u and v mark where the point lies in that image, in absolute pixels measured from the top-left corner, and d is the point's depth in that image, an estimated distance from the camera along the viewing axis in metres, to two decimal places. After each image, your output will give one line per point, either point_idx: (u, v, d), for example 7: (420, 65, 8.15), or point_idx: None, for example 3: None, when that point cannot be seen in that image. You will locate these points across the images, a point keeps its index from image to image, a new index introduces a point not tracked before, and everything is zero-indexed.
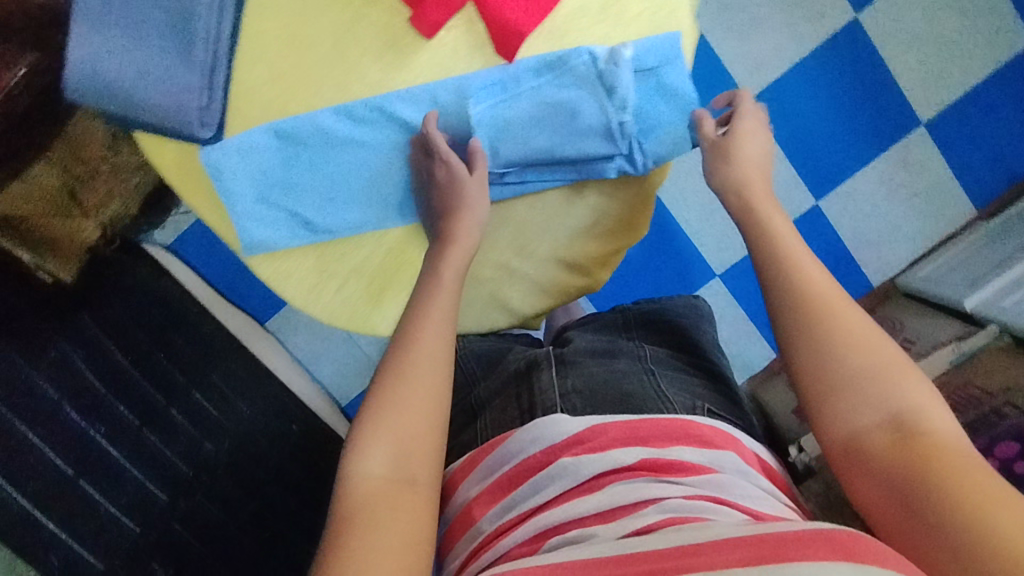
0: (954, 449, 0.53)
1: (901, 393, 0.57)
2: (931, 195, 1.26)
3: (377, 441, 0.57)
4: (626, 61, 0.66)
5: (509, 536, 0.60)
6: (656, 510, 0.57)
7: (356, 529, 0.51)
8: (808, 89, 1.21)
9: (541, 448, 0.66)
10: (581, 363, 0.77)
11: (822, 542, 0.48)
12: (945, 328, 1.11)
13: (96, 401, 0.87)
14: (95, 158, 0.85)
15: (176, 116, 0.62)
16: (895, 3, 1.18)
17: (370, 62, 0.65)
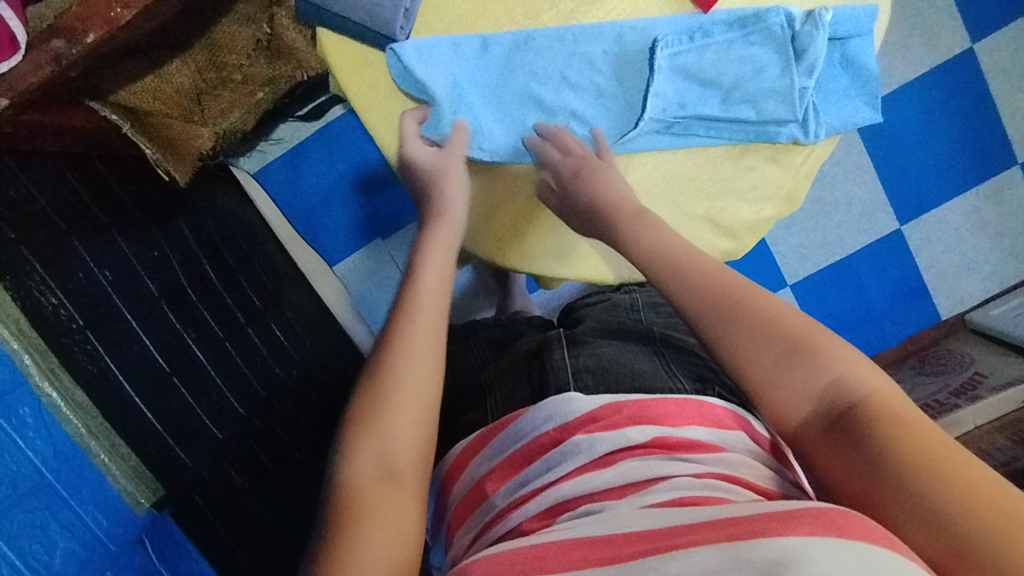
0: (894, 414, 0.48)
1: (829, 362, 0.52)
2: (1014, 236, 1.26)
3: (367, 434, 0.51)
4: (825, 25, 0.58)
5: (519, 509, 0.57)
6: (666, 488, 0.53)
7: (354, 525, 0.47)
8: (911, 112, 1.21)
9: (554, 425, 0.63)
10: (592, 343, 0.76)
11: (810, 518, 0.43)
12: (1020, 366, 1.09)
13: (188, 305, 0.86)
14: (229, 66, 0.84)
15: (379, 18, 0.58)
16: (1011, 40, 1.19)
17: None
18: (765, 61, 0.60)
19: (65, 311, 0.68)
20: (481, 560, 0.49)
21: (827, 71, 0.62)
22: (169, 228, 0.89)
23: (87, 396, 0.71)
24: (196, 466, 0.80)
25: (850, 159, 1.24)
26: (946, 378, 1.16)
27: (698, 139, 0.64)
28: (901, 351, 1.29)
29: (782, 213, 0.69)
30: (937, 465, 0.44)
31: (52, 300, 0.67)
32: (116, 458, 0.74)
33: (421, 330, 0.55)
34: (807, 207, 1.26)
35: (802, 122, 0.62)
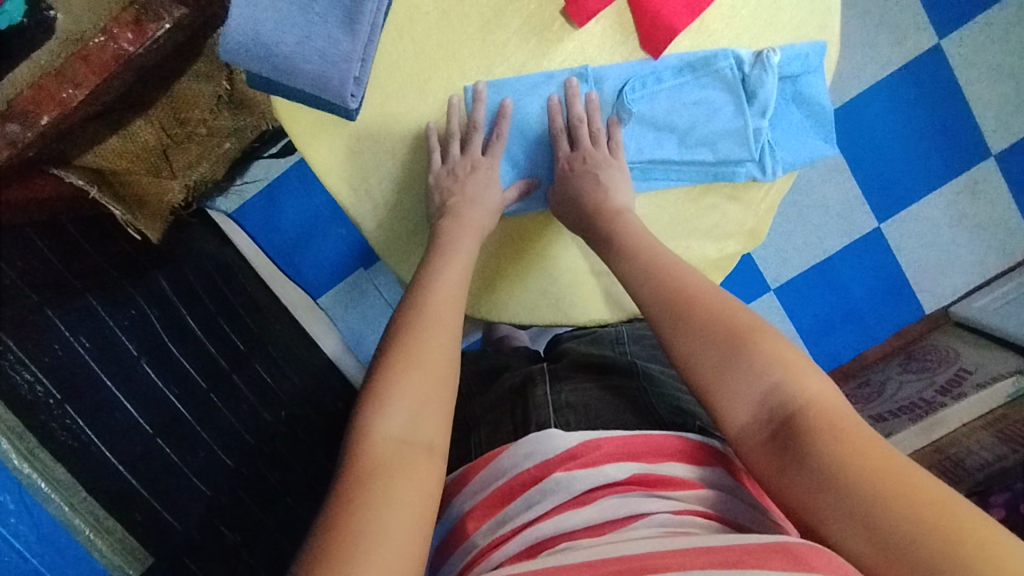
0: (840, 419, 0.50)
1: (768, 364, 0.53)
2: (993, 227, 1.26)
3: (398, 398, 0.52)
4: (773, 67, 0.59)
5: (500, 548, 0.57)
6: (645, 525, 0.54)
7: (378, 492, 0.47)
8: (883, 111, 1.21)
9: (535, 462, 0.62)
10: (576, 379, 0.75)
11: (776, 552, 0.45)
12: (1003, 361, 1.10)
13: (169, 359, 0.87)
14: (194, 122, 0.85)
15: (327, 85, 0.52)
16: (978, 33, 1.18)
17: (516, 46, 0.60)
18: (719, 105, 0.61)
19: (41, 386, 0.70)
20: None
21: (782, 110, 0.62)
22: (146, 283, 0.89)
23: (67, 471, 0.70)
24: (184, 525, 0.80)
25: (827, 161, 1.24)
26: (932, 375, 1.16)
27: (657, 182, 0.64)
28: (888, 348, 1.29)
29: (748, 247, 0.69)
30: (880, 472, 0.46)
31: (26, 376, 0.68)
32: (102, 533, 0.72)
33: (442, 310, 0.57)
34: (787, 211, 1.27)
35: (759, 160, 0.63)
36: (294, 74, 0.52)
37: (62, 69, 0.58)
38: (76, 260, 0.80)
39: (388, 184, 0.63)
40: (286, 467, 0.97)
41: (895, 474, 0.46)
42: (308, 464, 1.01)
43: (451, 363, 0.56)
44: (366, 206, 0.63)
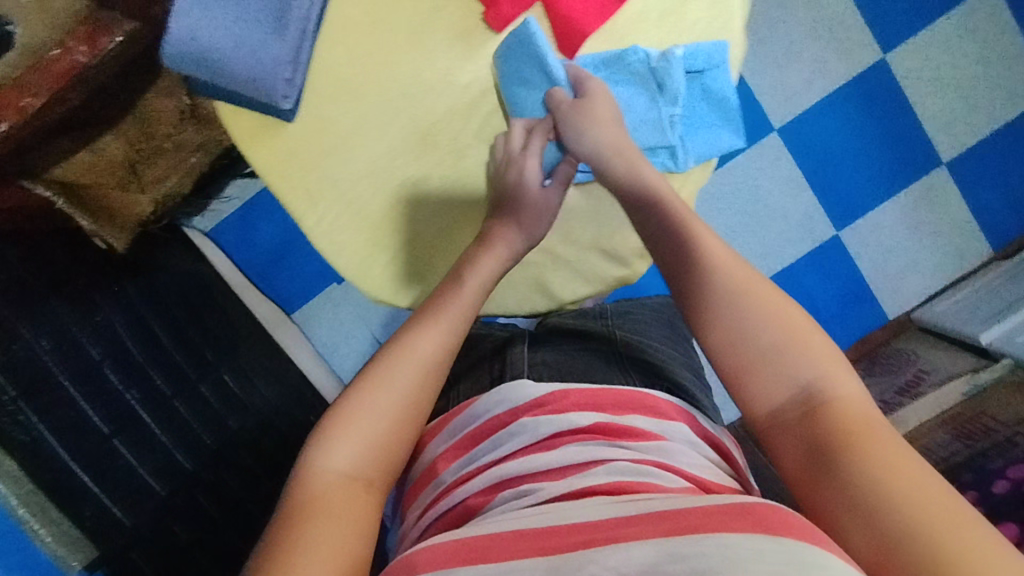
0: (874, 423, 0.50)
1: (811, 360, 0.54)
2: (949, 234, 1.29)
3: (347, 437, 0.54)
4: (676, 62, 0.63)
5: (465, 486, 0.60)
6: (604, 471, 0.56)
7: (313, 515, 0.50)
8: (834, 124, 1.26)
9: (505, 409, 0.66)
10: (554, 340, 0.79)
11: (739, 515, 0.45)
12: (959, 361, 1.13)
13: (134, 366, 0.90)
14: (159, 136, 0.89)
15: (263, 85, 0.56)
16: (920, 49, 1.23)
17: (442, 48, 0.62)
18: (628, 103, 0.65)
19: None
20: (428, 548, 0.50)
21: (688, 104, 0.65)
22: (115, 292, 0.93)
23: (16, 463, 0.71)
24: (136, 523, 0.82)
25: (784, 171, 1.28)
26: (893, 378, 1.19)
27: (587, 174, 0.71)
28: (855, 354, 1.31)
29: None
30: (898, 470, 0.46)
31: None
32: (47, 523, 0.73)
33: (421, 345, 0.59)
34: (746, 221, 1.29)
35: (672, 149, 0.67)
36: (232, 78, 0.57)
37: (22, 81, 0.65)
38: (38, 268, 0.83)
39: (328, 184, 0.64)
40: (253, 478, 1.00)
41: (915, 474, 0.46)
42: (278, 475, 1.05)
43: (416, 397, 0.58)
44: (307, 204, 0.64)
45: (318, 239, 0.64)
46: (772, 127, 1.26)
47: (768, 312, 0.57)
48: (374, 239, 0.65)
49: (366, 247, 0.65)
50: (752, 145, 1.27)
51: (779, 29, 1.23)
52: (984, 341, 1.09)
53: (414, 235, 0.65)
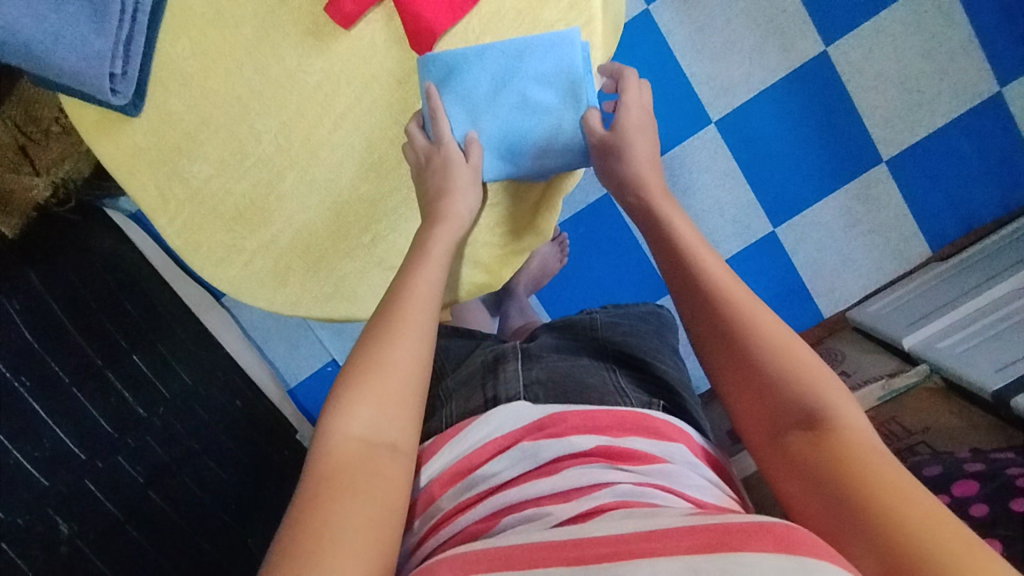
0: (863, 447, 0.53)
1: (816, 389, 0.57)
2: (888, 232, 1.27)
3: (363, 400, 0.57)
4: (574, 57, 0.66)
5: (466, 512, 0.59)
6: (609, 493, 0.56)
7: (332, 499, 0.52)
8: (772, 117, 1.23)
9: (504, 432, 0.65)
10: (547, 356, 0.77)
11: (759, 531, 0.45)
12: (883, 363, 1.13)
13: (27, 354, 0.90)
14: (45, 118, 0.97)
15: (87, 77, 0.64)
16: (862, 41, 1.19)
17: (291, 46, 0.68)
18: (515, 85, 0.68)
19: None
20: (450, 559, 0.51)
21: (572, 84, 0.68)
22: (13, 278, 0.92)
23: None
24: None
25: (720, 165, 1.25)
26: None
27: (501, 172, 0.71)
28: None
29: (534, 243, 0.79)
30: (899, 496, 0.49)
31: None
32: None
33: (411, 312, 0.62)
34: None
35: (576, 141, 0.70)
36: (59, 73, 0.64)
37: None
38: None
39: (178, 181, 0.70)
40: (163, 468, 1.01)
41: (909, 497, 0.49)
42: (189, 465, 1.05)
43: (419, 366, 0.61)
44: (159, 203, 0.71)
45: (171, 239, 0.71)
46: (708, 119, 1.23)
47: (774, 342, 0.60)
48: (230, 237, 0.72)
49: (226, 249, 0.72)
50: (689, 136, 1.24)
51: (714, 16, 1.20)
52: (907, 345, 1.08)
53: (270, 239, 0.72)
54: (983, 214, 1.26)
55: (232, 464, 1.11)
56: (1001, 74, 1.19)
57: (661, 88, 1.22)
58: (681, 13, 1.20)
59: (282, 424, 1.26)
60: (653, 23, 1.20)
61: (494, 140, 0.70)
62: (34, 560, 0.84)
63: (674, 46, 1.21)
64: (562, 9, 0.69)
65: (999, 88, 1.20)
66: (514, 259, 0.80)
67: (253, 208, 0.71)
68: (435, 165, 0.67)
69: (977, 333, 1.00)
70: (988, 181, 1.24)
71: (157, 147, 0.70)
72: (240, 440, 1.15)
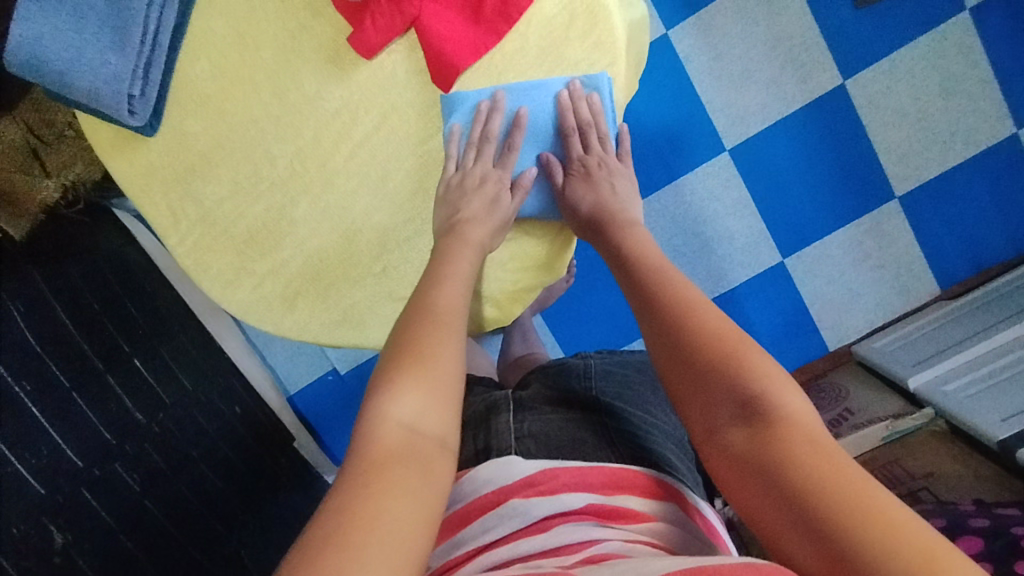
0: (806, 434, 0.50)
1: (753, 373, 0.54)
2: (898, 269, 1.27)
3: (412, 388, 0.54)
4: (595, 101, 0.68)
5: (453, 573, 0.58)
6: (598, 547, 0.55)
7: (379, 488, 0.48)
8: (786, 149, 1.22)
9: (494, 488, 0.63)
10: (539, 408, 0.77)
11: (744, 569, 0.45)
12: (889, 406, 1.12)
13: (28, 359, 0.88)
14: (60, 124, 0.93)
15: (105, 99, 0.64)
16: (880, 77, 1.19)
17: (311, 72, 0.68)
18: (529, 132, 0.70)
19: None
20: None
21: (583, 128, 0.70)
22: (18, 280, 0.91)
23: None
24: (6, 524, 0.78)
25: (731, 194, 1.24)
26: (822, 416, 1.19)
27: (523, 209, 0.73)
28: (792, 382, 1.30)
29: (544, 279, 0.78)
30: (850, 487, 0.46)
31: None
32: None
33: (445, 311, 0.61)
34: (690, 242, 1.26)
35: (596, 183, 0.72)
36: (75, 91, 0.64)
37: None
38: None
39: (189, 201, 0.70)
40: (158, 475, 1.00)
41: (857, 489, 0.46)
42: (185, 474, 1.04)
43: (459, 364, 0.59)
44: (170, 223, 0.71)
45: (181, 260, 0.71)
46: (722, 148, 1.23)
47: (709, 322, 0.59)
48: (240, 260, 0.71)
49: (234, 271, 0.72)
50: (703, 164, 1.24)
51: (733, 46, 1.19)
52: (912, 386, 1.07)
53: (280, 263, 0.72)
54: (994, 255, 1.25)
55: (227, 471, 1.11)
56: (1019, 116, 1.19)
57: (676, 114, 1.22)
58: (700, 41, 1.19)
59: (280, 429, 1.26)
60: (673, 50, 1.20)
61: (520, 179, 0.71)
62: None
63: (692, 73, 1.20)
64: (585, 49, 0.68)
65: (1016, 129, 1.19)
66: (526, 297, 0.78)
67: (264, 231, 0.71)
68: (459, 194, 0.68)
69: (985, 377, 0.99)
70: (1001, 222, 1.23)
71: (171, 166, 0.70)
72: (237, 447, 1.15)
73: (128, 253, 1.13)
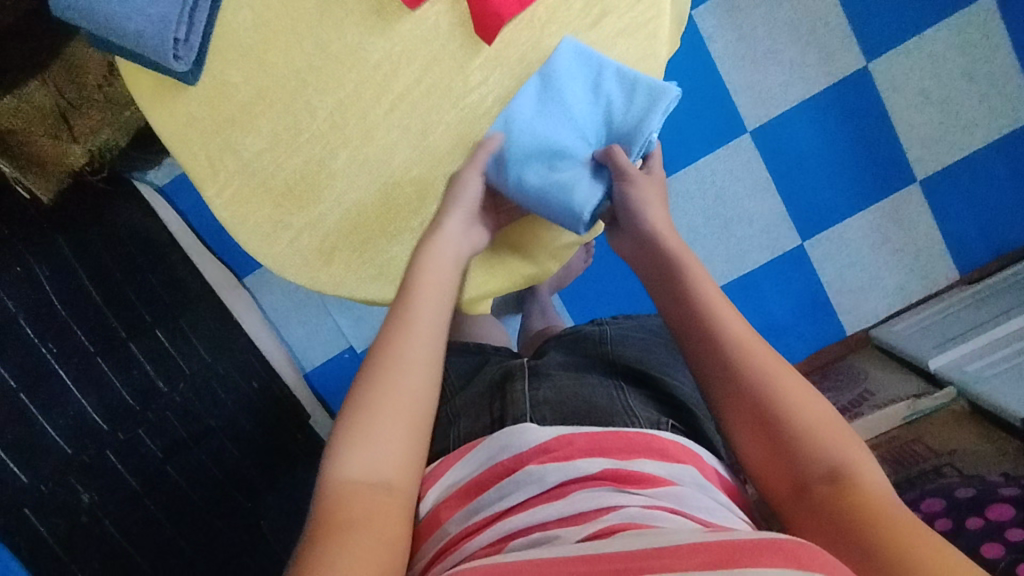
0: (887, 503, 0.52)
1: (837, 445, 0.57)
2: (917, 253, 1.26)
3: (354, 445, 0.57)
4: (563, 63, 0.69)
5: (473, 538, 0.57)
6: (616, 516, 0.54)
7: (328, 541, 0.51)
8: (807, 130, 1.22)
9: (510, 454, 0.62)
10: (553, 375, 0.75)
11: (770, 548, 0.45)
12: (906, 384, 1.12)
13: (54, 321, 0.90)
14: (89, 85, 0.87)
15: (150, 42, 0.63)
16: (904, 60, 1.19)
17: (351, 23, 0.68)
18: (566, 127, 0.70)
19: None
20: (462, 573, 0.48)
21: (587, 69, 0.69)
22: (43, 244, 0.92)
23: None
24: (32, 481, 0.82)
25: (752, 175, 1.24)
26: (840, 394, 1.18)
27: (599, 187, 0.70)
28: (808, 365, 1.31)
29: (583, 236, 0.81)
30: (932, 552, 0.48)
31: None
32: None
33: (405, 351, 0.62)
34: (710, 222, 1.27)
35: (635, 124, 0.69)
36: (122, 34, 0.64)
37: None
38: None
39: (227, 154, 0.70)
40: (179, 442, 1.00)
41: (945, 557, 0.47)
42: (206, 443, 1.04)
43: (414, 401, 0.60)
44: (208, 172, 0.70)
45: (218, 211, 0.71)
46: (744, 129, 1.22)
47: (755, 373, 0.60)
48: (276, 213, 0.72)
49: (271, 226, 0.72)
50: (724, 145, 1.23)
51: (758, 26, 1.19)
52: (933, 366, 1.07)
53: (318, 217, 0.72)
54: (1013, 240, 1.25)
55: (246, 442, 1.10)
56: None
57: (699, 93, 1.22)
58: (725, 20, 1.19)
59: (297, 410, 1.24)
60: (696, 29, 1.19)
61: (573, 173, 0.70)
62: (56, 527, 0.83)
63: (715, 53, 1.20)
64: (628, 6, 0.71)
65: None
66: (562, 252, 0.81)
67: (301, 185, 0.71)
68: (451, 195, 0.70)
69: (1007, 358, 0.99)
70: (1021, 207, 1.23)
71: (209, 117, 0.70)
72: (256, 421, 1.14)
73: (151, 222, 1.14)
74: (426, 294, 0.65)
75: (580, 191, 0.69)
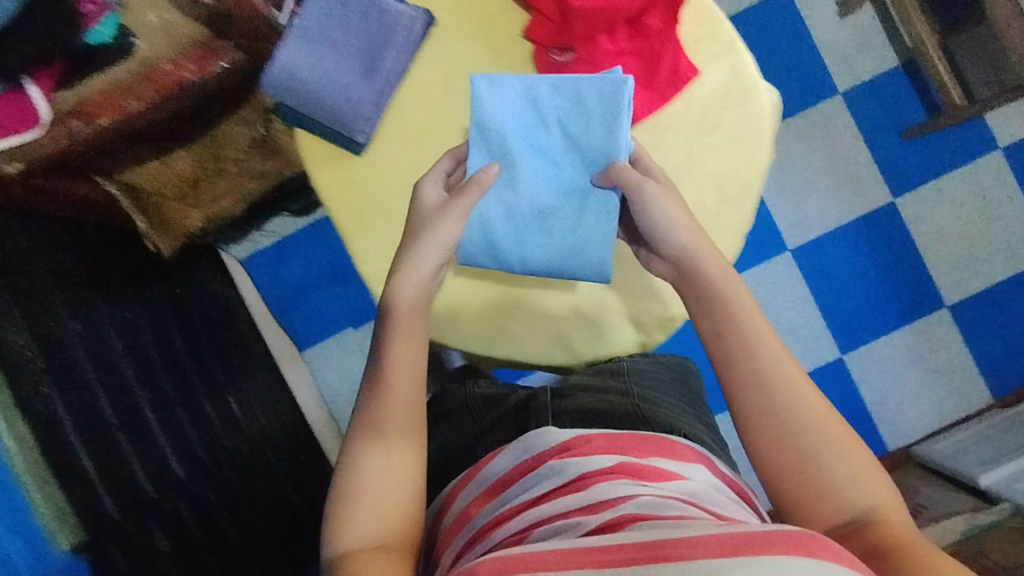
0: (914, 542, 0.53)
1: (869, 490, 0.59)
2: (950, 374, 1.33)
3: (352, 518, 0.61)
4: (504, 95, 0.67)
5: (502, 527, 0.59)
6: (631, 504, 0.55)
7: None
8: (843, 253, 1.33)
9: (532, 453, 0.67)
10: (572, 394, 0.79)
11: (782, 539, 0.44)
12: (954, 499, 1.13)
13: (150, 368, 0.92)
14: (228, 157, 0.97)
15: (342, 119, 0.74)
16: (927, 198, 1.33)
17: None
18: (537, 178, 0.69)
19: None
20: (489, 559, 0.47)
21: (528, 108, 0.68)
22: (147, 296, 0.98)
23: None
24: (121, 518, 0.77)
25: (793, 290, 1.34)
26: None
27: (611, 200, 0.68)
28: None
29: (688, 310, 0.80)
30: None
31: None
32: None
33: (384, 416, 0.65)
34: None
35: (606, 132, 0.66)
36: (321, 110, 0.75)
37: (132, 85, 0.76)
38: (103, 266, 0.92)
39: None
40: (237, 504, 0.97)
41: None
42: (259, 509, 1.01)
43: (398, 463, 0.64)
44: None
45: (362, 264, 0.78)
46: (785, 248, 1.34)
47: (806, 425, 0.61)
48: None
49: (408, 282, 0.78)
50: (767, 260, 1.34)
51: (798, 160, 1.34)
52: (982, 483, 1.08)
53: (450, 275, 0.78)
54: None
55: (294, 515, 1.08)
56: None
57: None
58: None
59: None
60: None
61: (578, 208, 0.69)
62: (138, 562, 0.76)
63: None
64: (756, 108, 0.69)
65: None
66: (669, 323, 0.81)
67: None
68: (415, 221, 0.69)
69: None
70: None
71: None
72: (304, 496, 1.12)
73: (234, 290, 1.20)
74: (400, 350, 0.68)
75: (599, 206, 0.68)
